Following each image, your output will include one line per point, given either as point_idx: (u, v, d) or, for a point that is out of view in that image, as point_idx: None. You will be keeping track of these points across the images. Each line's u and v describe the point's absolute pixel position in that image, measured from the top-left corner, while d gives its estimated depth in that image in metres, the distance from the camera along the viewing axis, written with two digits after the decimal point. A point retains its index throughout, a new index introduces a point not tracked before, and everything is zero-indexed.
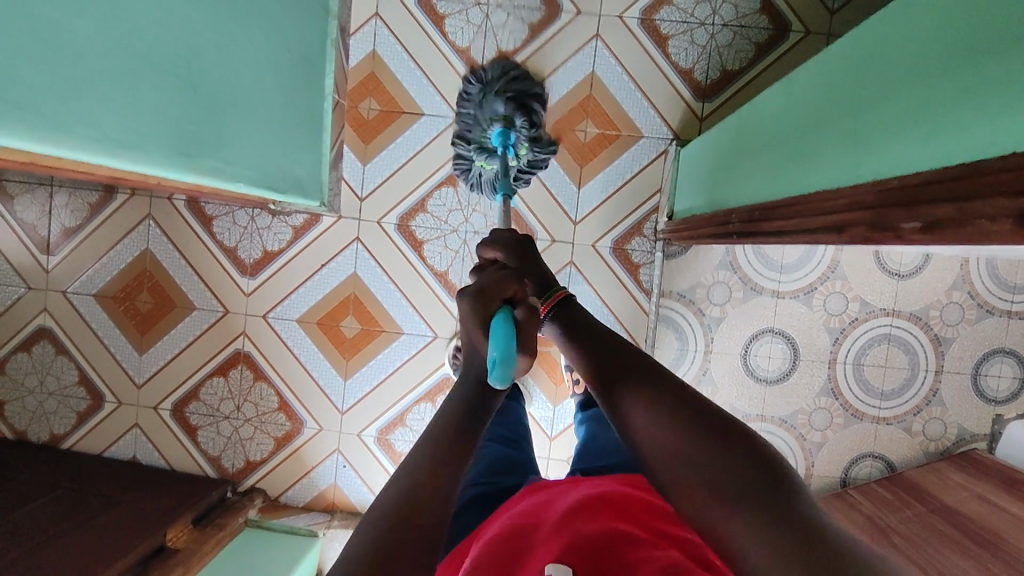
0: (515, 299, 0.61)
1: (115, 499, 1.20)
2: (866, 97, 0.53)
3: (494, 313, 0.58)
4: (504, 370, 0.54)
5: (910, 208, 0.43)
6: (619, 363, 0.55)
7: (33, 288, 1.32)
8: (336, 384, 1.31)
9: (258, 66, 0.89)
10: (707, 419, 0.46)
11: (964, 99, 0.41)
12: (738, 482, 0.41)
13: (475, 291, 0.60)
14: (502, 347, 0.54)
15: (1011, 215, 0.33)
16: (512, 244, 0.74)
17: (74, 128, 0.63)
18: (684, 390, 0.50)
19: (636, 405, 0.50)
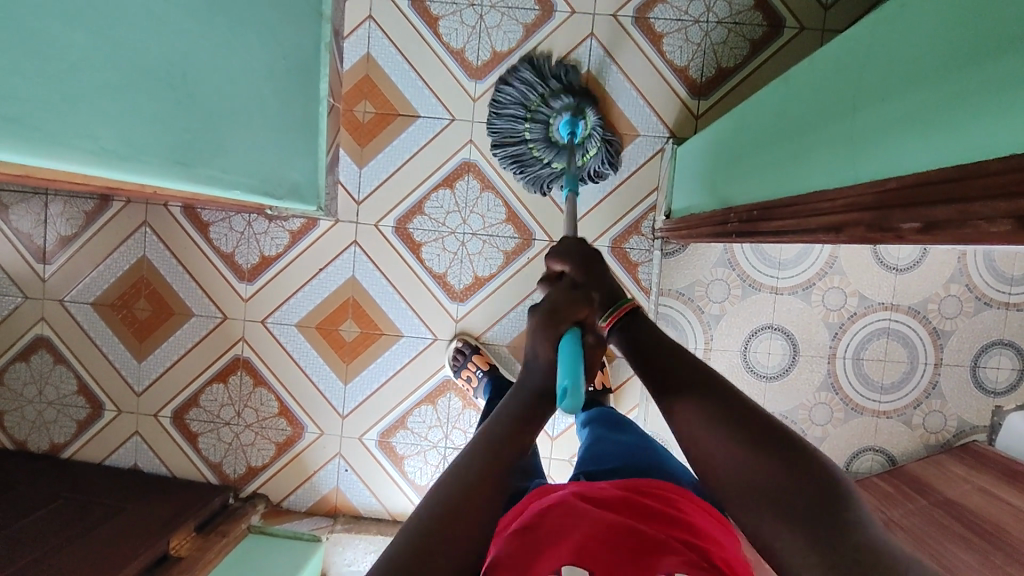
0: (583, 321, 0.64)
1: (118, 508, 1.19)
2: (861, 99, 0.53)
3: (564, 334, 0.62)
4: (573, 402, 0.56)
5: (907, 208, 0.43)
6: (677, 370, 0.57)
7: (30, 297, 1.32)
8: (336, 388, 1.31)
9: (252, 73, 0.89)
10: (770, 438, 0.49)
11: (959, 101, 0.41)
12: (800, 510, 0.44)
13: (547, 310, 0.64)
14: (570, 375, 0.57)
15: (1009, 217, 0.33)
16: (576, 252, 0.70)
17: (72, 141, 0.62)
18: (748, 404, 0.52)
19: (694, 421, 0.52)
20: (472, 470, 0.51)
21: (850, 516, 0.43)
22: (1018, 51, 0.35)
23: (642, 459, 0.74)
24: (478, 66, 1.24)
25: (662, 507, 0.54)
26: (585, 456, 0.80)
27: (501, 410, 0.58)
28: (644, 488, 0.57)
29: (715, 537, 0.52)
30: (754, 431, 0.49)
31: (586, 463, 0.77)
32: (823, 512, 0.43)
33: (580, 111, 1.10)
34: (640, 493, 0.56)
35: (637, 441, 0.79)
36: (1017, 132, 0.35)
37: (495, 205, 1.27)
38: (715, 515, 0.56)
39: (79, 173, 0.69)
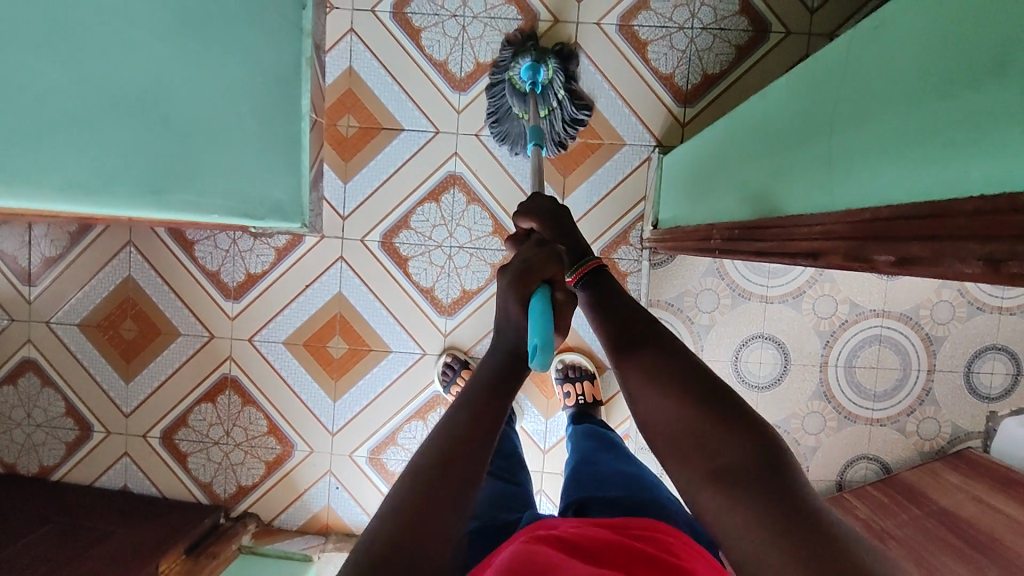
0: (554, 279, 0.59)
1: (106, 532, 1.18)
2: (838, 120, 0.52)
3: (533, 293, 0.57)
4: (545, 356, 0.54)
5: (883, 242, 0.42)
6: (632, 333, 0.55)
7: (16, 319, 1.31)
8: (325, 405, 1.30)
9: (229, 94, 0.88)
10: (716, 398, 0.47)
11: (936, 129, 0.39)
12: (734, 466, 0.43)
13: (517, 269, 0.58)
14: (541, 332, 0.54)
15: (982, 259, 0.32)
16: (550, 215, 0.71)
17: (36, 177, 0.60)
18: (700, 366, 0.51)
19: (646, 387, 0.51)
20: (456, 425, 0.49)
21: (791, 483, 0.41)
22: (998, 82, 0.34)
23: (638, 490, 0.72)
24: (462, 78, 1.23)
25: (653, 550, 0.54)
26: (580, 475, 0.79)
27: (484, 363, 0.55)
28: (634, 531, 0.58)
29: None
30: (706, 399, 0.47)
31: (582, 486, 0.75)
32: (766, 489, 0.41)
33: (542, 57, 1.10)
34: (633, 539, 0.56)
35: (634, 471, 0.78)
36: (997, 168, 0.34)
37: (481, 217, 1.26)
38: (707, 562, 0.57)
39: (47, 209, 0.67)
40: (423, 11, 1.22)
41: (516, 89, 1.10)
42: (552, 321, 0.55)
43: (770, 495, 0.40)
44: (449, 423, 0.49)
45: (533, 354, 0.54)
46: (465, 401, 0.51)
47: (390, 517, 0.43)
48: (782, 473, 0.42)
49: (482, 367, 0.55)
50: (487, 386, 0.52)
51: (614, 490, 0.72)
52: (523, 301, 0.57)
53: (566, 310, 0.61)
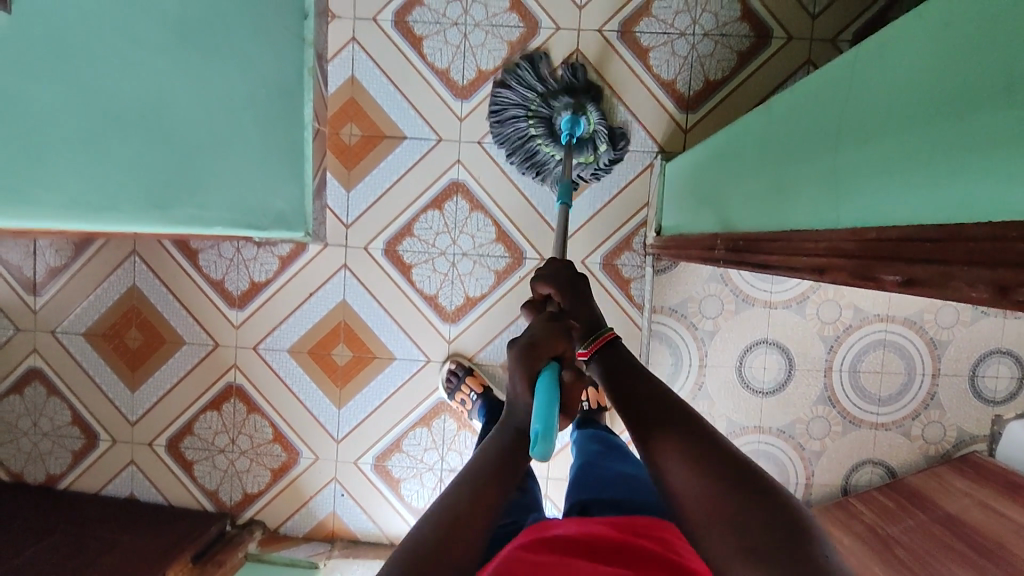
0: (562, 355, 0.66)
1: (112, 541, 1.18)
2: (842, 135, 0.52)
3: (543, 370, 0.63)
4: (545, 446, 0.55)
5: (889, 261, 0.42)
6: (651, 410, 0.57)
7: (21, 329, 1.32)
8: (330, 412, 1.31)
9: (232, 106, 0.88)
10: (738, 474, 0.48)
11: (945, 150, 0.39)
12: (761, 542, 0.43)
13: (527, 345, 0.64)
14: (545, 420, 0.56)
15: (991, 285, 0.32)
16: (561, 279, 0.76)
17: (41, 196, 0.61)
18: (721, 443, 0.52)
19: (668, 458, 0.52)
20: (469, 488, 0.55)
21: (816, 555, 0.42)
22: (1007, 106, 0.34)
23: (639, 492, 0.72)
24: (464, 85, 1.23)
25: (654, 547, 0.55)
26: (581, 477, 0.79)
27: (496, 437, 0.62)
28: (638, 528, 0.59)
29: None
30: (725, 470, 0.48)
31: (586, 488, 0.76)
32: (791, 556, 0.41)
33: (581, 108, 1.11)
34: (636, 535, 0.57)
35: (639, 473, 0.78)
36: (1006, 192, 0.34)
37: (484, 224, 1.26)
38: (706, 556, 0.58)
39: (51, 226, 0.68)
40: (424, 20, 1.22)
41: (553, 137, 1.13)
42: (557, 401, 0.59)
43: (794, 567, 0.41)
44: (462, 488, 0.55)
45: (535, 441, 0.55)
46: (474, 472, 0.57)
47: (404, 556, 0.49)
48: (810, 550, 0.42)
49: (492, 442, 0.61)
50: (496, 461, 0.58)
51: (617, 493, 0.73)
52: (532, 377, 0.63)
53: (574, 387, 0.69)
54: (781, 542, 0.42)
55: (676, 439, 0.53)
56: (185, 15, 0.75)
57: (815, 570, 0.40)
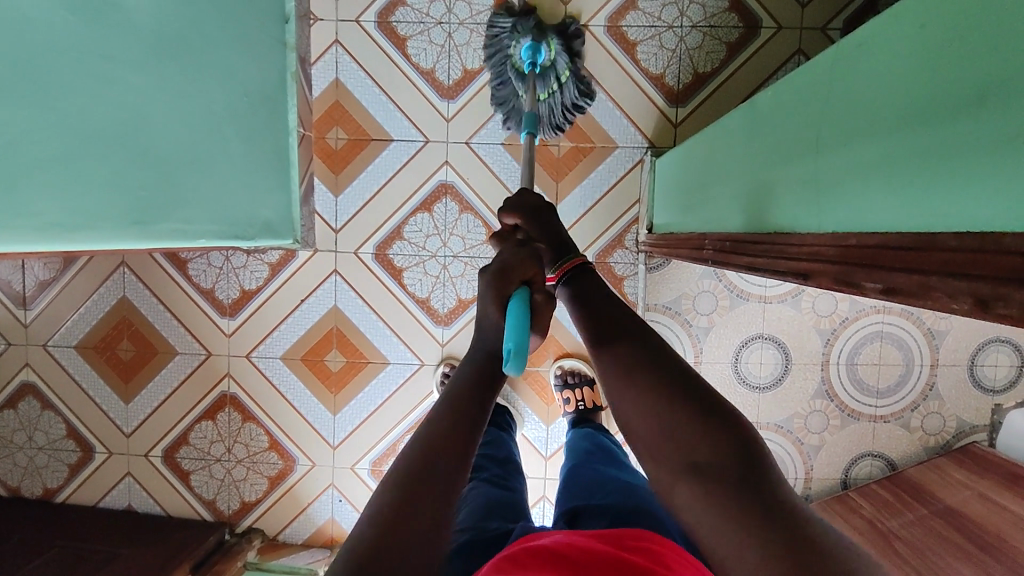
0: (533, 281, 0.64)
1: (111, 554, 1.18)
2: (824, 135, 0.51)
3: (511, 295, 0.61)
4: (518, 361, 0.55)
5: (871, 269, 0.41)
6: (606, 333, 0.54)
7: (13, 344, 1.31)
8: (325, 419, 1.30)
9: (211, 116, 0.87)
10: (692, 395, 0.46)
11: (929, 153, 0.38)
12: (712, 472, 0.42)
13: (496, 271, 0.62)
14: (516, 338, 0.57)
15: (969, 298, 0.31)
16: (529, 207, 0.73)
17: (29, 220, 0.60)
18: (678, 362, 0.50)
19: (623, 384, 0.50)
20: (438, 425, 0.51)
21: (771, 485, 0.41)
22: (985, 111, 0.33)
23: (635, 494, 0.71)
24: (449, 85, 1.22)
25: (646, 562, 0.53)
26: (575, 482, 0.78)
27: (460, 371, 0.58)
28: (630, 541, 0.57)
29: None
30: (678, 392, 0.47)
31: (580, 495, 0.74)
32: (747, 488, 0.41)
33: (543, 35, 1.04)
34: (627, 550, 0.55)
35: (636, 480, 0.76)
36: (989, 202, 0.33)
37: (474, 226, 1.25)
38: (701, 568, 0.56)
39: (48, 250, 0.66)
40: (407, 19, 1.20)
41: (516, 70, 1.05)
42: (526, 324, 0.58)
43: (747, 497, 0.40)
44: (427, 427, 0.51)
45: (507, 358, 0.56)
46: (442, 408, 0.52)
47: (375, 513, 0.45)
48: (764, 476, 0.42)
49: (460, 374, 0.57)
50: (463, 392, 0.54)
51: (609, 497, 0.71)
52: (502, 302, 0.61)
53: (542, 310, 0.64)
54: (734, 469, 0.42)
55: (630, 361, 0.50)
56: (160, 28, 0.74)
57: (766, 497, 0.40)
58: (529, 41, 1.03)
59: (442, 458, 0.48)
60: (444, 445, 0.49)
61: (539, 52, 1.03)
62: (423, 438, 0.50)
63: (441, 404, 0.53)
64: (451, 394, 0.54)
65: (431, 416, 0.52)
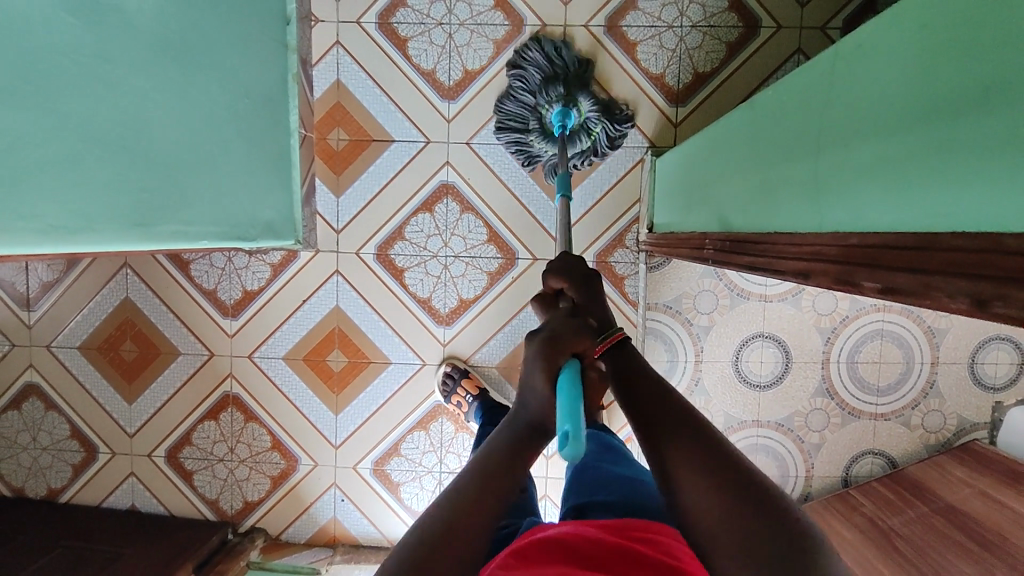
0: (583, 354, 0.59)
1: (115, 554, 1.18)
2: (824, 135, 0.51)
3: (562, 368, 0.56)
4: (576, 446, 0.49)
5: (872, 268, 0.41)
6: (654, 411, 0.53)
7: (17, 345, 1.31)
8: (327, 418, 1.30)
9: (212, 117, 0.87)
10: (746, 484, 0.45)
11: (928, 153, 0.38)
12: (773, 566, 0.40)
13: (546, 339, 0.58)
14: (571, 419, 0.50)
15: (968, 296, 0.31)
16: (577, 273, 0.70)
17: (31, 221, 0.60)
18: (731, 450, 0.48)
19: (675, 463, 0.49)
20: (464, 499, 0.49)
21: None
22: (985, 111, 0.34)
23: (639, 491, 0.72)
24: (450, 86, 1.22)
25: (653, 553, 0.53)
26: (577, 480, 0.78)
27: (494, 438, 0.55)
28: (631, 532, 0.58)
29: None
30: (732, 479, 0.46)
31: (582, 494, 0.75)
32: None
33: (568, 94, 1.09)
34: (635, 542, 0.55)
35: (638, 476, 0.76)
36: (988, 202, 0.33)
37: (475, 226, 1.25)
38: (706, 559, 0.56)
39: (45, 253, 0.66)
40: (408, 20, 1.21)
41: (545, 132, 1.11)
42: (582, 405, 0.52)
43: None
44: (453, 496, 0.50)
45: (562, 442, 0.49)
46: (471, 479, 0.51)
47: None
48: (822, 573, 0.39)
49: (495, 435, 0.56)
50: (495, 463, 0.52)
51: (611, 495, 0.71)
52: (552, 377, 0.55)
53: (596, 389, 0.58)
54: (793, 562, 0.40)
55: (684, 446, 0.49)
56: (160, 30, 0.74)
57: None
58: (559, 108, 1.08)
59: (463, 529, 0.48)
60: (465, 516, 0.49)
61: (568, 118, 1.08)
62: (447, 510, 0.49)
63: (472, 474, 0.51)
64: (483, 463, 0.52)
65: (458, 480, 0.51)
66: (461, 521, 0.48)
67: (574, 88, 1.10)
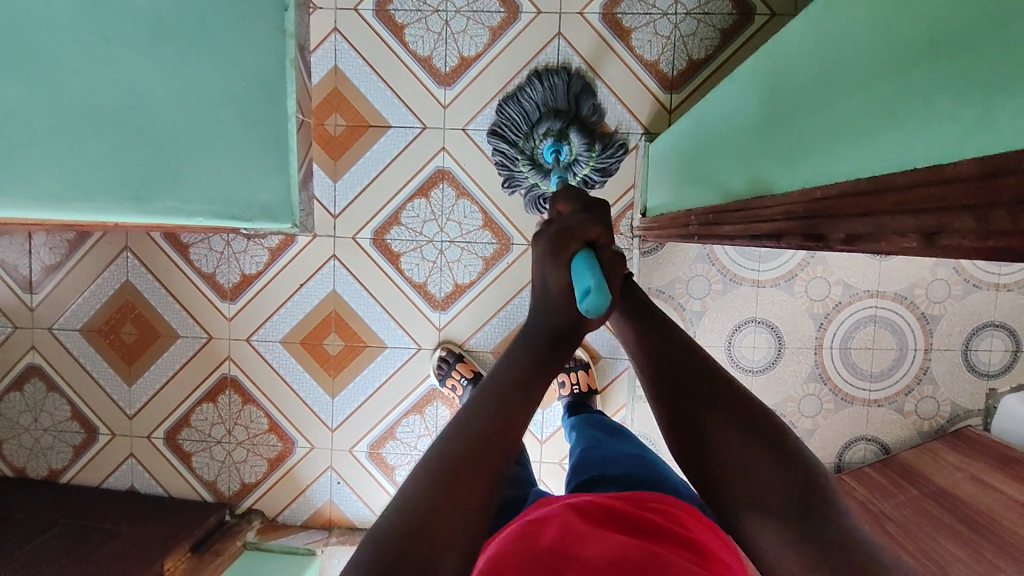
0: (600, 242, 0.53)
1: (113, 532, 1.20)
2: (811, 97, 0.52)
3: (576, 253, 0.51)
4: (599, 298, 0.45)
5: (834, 220, 0.42)
6: (665, 349, 0.55)
7: (19, 327, 1.33)
8: (324, 402, 1.32)
9: (211, 98, 0.89)
10: (758, 426, 0.47)
11: (896, 99, 0.40)
12: (791, 509, 0.43)
13: (559, 230, 0.53)
14: (593, 275, 0.46)
15: (917, 233, 0.32)
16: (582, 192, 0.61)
17: (32, 189, 0.62)
18: (741, 390, 0.50)
19: (691, 408, 0.50)
20: (474, 429, 0.46)
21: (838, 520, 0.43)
22: (946, 54, 0.35)
23: (648, 467, 0.72)
24: (447, 72, 1.23)
25: (667, 523, 0.52)
26: (580, 460, 0.78)
27: (504, 357, 0.51)
28: (647, 502, 0.56)
29: (720, 558, 0.50)
30: (744, 418, 0.48)
31: (583, 469, 0.75)
32: (815, 528, 0.42)
33: (564, 135, 1.10)
34: (646, 509, 0.55)
35: (642, 452, 0.77)
36: (950, 140, 0.34)
37: (471, 211, 1.26)
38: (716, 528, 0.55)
39: (42, 218, 0.67)
40: (405, 8, 1.22)
41: (536, 164, 1.12)
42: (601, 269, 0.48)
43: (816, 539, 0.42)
44: (462, 425, 0.46)
45: (583, 297, 0.46)
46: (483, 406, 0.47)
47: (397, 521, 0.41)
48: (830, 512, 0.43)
49: (494, 374, 0.50)
50: (509, 388, 0.49)
51: (616, 468, 0.72)
52: (567, 261, 0.51)
53: (617, 271, 0.53)
54: (804, 507, 0.43)
55: (720, 412, 0.49)
56: (161, 9, 0.76)
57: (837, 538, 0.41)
58: (550, 141, 1.09)
59: (477, 471, 0.44)
60: (486, 435, 0.46)
61: (560, 149, 1.09)
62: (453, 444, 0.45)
63: (483, 399, 0.48)
64: (494, 391, 0.48)
65: (461, 419, 0.47)
66: (465, 473, 0.44)
67: (569, 122, 1.09)
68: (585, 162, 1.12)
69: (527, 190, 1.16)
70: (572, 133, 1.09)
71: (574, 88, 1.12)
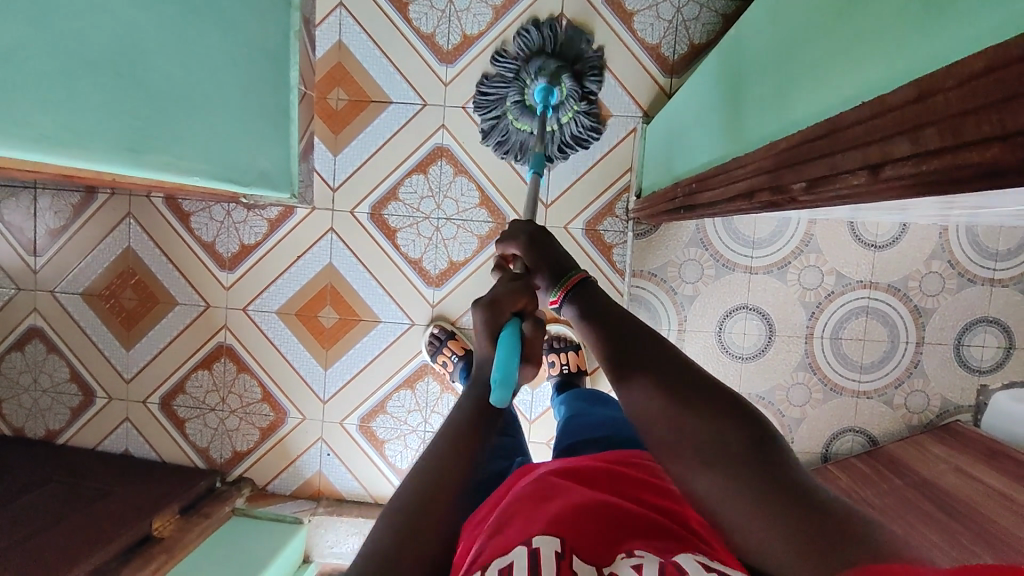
0: (525, 310, 0.60)
1: (107, 491, 1.22)
2: (789, 53, 0.52)
3: (503, 327, 0.58)
4: (504, 391, 0.54)
5: (795, 168, 0.42)
6: (603, 324, 0.56)
7: (22, 289, 1.36)
8: (316, 372, 1.33)
9: (214, 60, 0.91)
10: (683, 379, 0.48)
11: (855, 41, 0.40)
12: (718, 449, 0.43)
13: (488, 302, 0.59)
14: (505, 366, 0.54)
15: (864, 168, 0.33)
16: (524, 233, 0.67)
17: (34, 133, 0.64)
18: (670, 352, 0.51)
19: (624, 372, 0.51)
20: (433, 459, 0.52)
21: (774, 457, 0.42)
22: None
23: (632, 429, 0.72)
24: (448, 50, 1.24)
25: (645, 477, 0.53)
26: (568, 426, 0.79)
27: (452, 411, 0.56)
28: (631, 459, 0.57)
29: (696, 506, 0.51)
30: (671, 374, 0.48)
31: (571, 434, 0.76)
32: (750, 461, 0.42)
33: (557, 78, 1.10)
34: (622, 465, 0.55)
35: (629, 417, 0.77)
36: (895, 70, 0.35)
37: (468, 189, 1.27)
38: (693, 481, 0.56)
39: (43, 162, 0.69)
40: None
41: (526, 104, 1.13)
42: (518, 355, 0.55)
43: (749, 474, 0.41)
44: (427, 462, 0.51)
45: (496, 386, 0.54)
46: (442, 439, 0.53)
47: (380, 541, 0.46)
48: (765, 449, 0.42)
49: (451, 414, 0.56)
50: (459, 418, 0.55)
51: (600, 432, 0.72)
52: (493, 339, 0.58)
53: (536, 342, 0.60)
54: (733, 445, 0.43)
55: (646, 369, 0.49)
56: None
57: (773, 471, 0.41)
58: (543, 82, 1.09)
59: (440, 494, 0.49)
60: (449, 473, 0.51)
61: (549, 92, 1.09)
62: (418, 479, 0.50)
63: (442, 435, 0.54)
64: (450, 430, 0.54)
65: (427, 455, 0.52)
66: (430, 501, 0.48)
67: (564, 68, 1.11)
68: (572, 107, 1.12)
69: (512, 137, 1.17)
70: (564, 77, 1.09)
71: (575, 38, 1.13)
